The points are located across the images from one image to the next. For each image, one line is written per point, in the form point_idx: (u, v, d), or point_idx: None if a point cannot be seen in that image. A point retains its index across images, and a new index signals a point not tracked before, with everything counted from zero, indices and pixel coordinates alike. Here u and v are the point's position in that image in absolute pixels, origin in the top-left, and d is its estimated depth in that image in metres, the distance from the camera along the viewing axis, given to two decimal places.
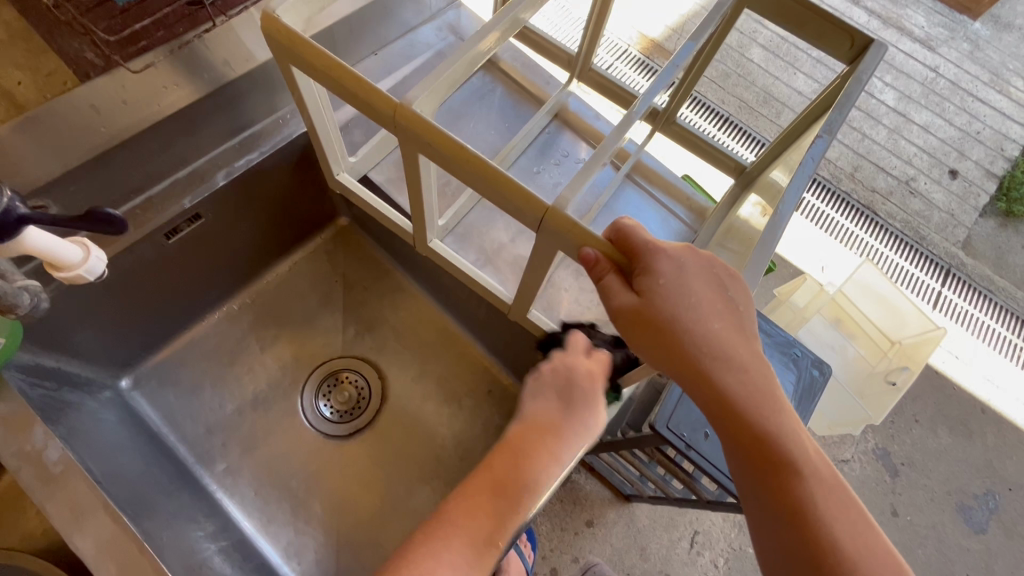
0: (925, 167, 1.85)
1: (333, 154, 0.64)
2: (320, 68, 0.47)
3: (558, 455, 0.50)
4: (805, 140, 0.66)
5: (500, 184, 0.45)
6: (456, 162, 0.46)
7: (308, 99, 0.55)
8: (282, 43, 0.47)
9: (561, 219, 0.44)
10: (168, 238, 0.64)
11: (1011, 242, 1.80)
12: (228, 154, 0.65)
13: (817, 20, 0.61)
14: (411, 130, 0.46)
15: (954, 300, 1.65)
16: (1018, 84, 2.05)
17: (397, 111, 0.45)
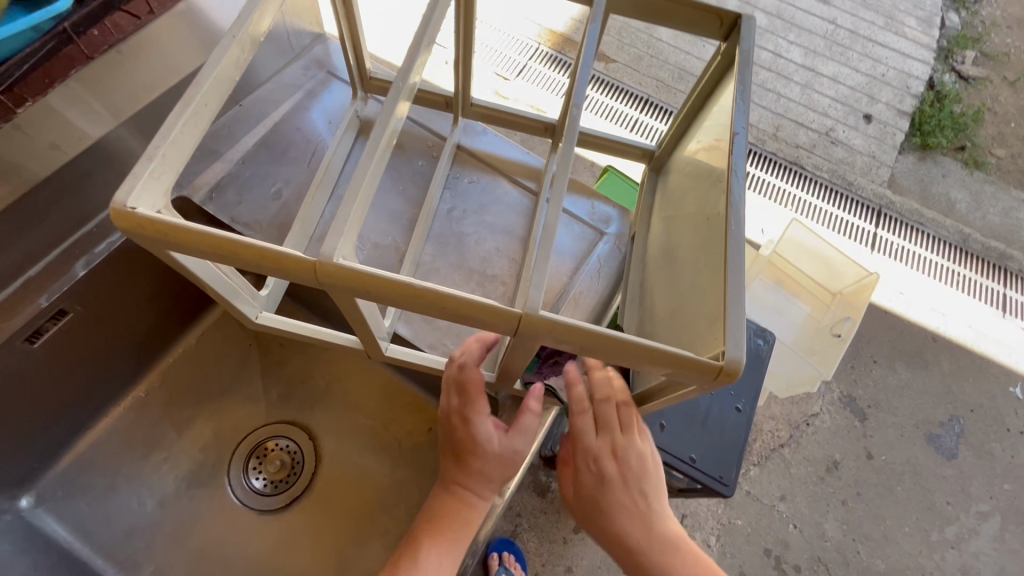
0: (841, 116, 1.90)
1: (243, 297, 0.59)
2: (214, 251, 0.42)
3: (466, 496, 0.57)
4: (706, 122, 0.63)
5: (458, 309, 0.43)
6: (395, 296, 0.42)
7: (195, 270, 0.49)
8: (160, 236, 0.41)
9: (536, 325, 0.43)
10: (31, 342, 0.58)
11: (931, 173, 1.87)
12: (85, 242, 0.61)
13: (680, 8, 0.59)
14: (342, 282, 0.42)
15: (889, 238, 1.70)
16: (911, 23, 2.15)
17: (319, 270, 0.41)
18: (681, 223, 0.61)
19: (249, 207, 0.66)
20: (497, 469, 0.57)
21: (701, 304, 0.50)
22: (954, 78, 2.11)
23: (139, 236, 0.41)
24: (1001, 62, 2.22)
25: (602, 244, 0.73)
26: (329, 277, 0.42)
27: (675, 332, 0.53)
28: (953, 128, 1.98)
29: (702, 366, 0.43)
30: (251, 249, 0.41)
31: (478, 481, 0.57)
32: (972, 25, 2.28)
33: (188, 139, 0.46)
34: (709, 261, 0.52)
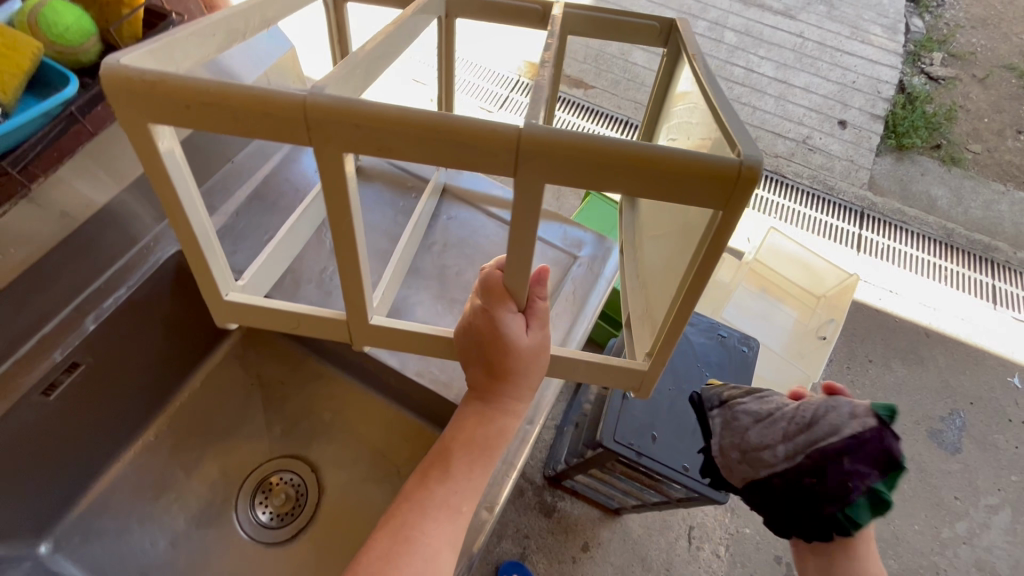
0: (817, 124, 1.96)
1: (220, 273, 0.52)
2: (197, 103, 0.38)
3: (495, 403, 0.56)
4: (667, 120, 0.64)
5: (459, 138, 0.37)
6: (390, 132, 0.37)
7: (176, 173, 0.43)
8: (138, 93, 0.38)
9: (537, 143, 0.37)
10: (47, 395, 0.63)
11: (910, 172, 1.92)
12: (95, 296, 0.66)
13: (620, 25, 0.61)
14: (328, 115, 0.38)
15: (874, 239, 1.73)
16: (875, 32, 2.25)
17: (307, 109, 0.37)
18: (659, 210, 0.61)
19: (244, 254, 0.71)
20: (530, 371, 0.55)
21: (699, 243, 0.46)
22: (923, 79, 2.18)
23: (122, 95, 0.38)
24: (968, 61, 2.30)
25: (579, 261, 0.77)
26: (317, 114, 0.38)
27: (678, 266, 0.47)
28: (927, 128, 2.04)
29: (719, 166, 0.36)
30: (236, 89, 0.38)
31: (510, 386, 0.55)
32: (936, 28, 2.37)
33: (195, 56, 0.46)
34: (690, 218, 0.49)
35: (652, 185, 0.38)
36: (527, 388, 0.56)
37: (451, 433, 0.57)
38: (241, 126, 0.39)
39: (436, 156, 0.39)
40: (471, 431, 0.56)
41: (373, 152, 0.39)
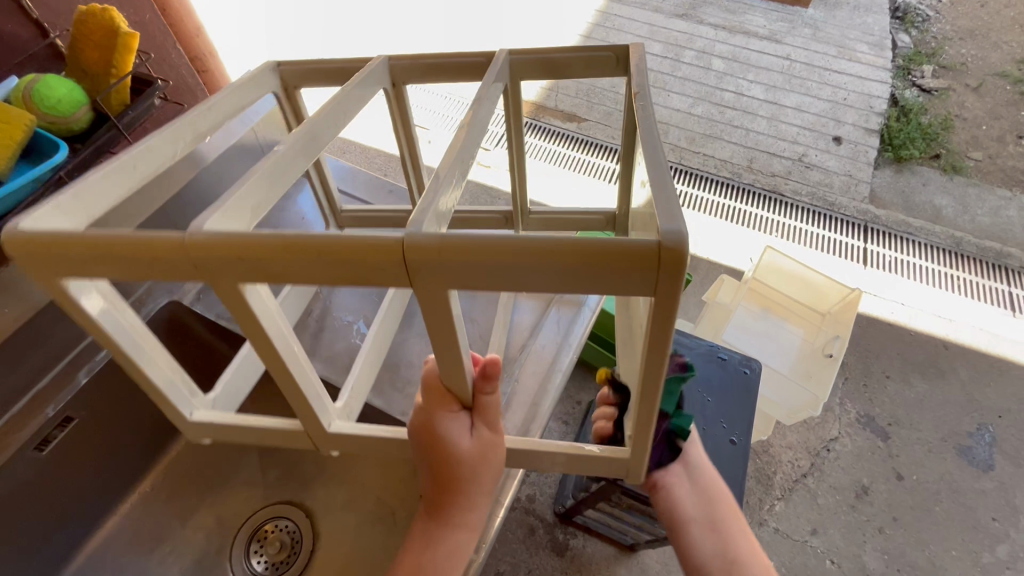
0: (811, 142, 1.96)
1: (176, 393, 0.51)
2: (94, 251, 0.39)
3: (454, 515, 0.54)
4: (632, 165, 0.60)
5: (350, 257, 0.35)
6: (283, 258, 0.36)
7: (99, 314, 0.43)
8: (45, 254, 0.39)
9: (423, 251, 0.34)
10: (41, 449, 0.64)
11: (910, 184, 1.89)
12: (87, 351, 0.69)
13: (572, 60, 0.61)
14: (212, 256, 0.37)
15: (879, 251, 1.70)
16: (863, 49, 2.28)
17: (195, 246, 0.37)
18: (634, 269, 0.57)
19: None
20: (484, 478, 0.52)
21: None
22: (915, 92, 2.19)
23: (32, 257, 0.39)
24: (960, 72, 2.31)
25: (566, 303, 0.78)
26: (204, 251, 0.37)
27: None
28: (924, 138, 2.02)
29: (633, 255, 0.32)
30: (125, 240, 0.38)
31: (466, 495, 0.53)
32: (924, 42, 2.40)
33: (105, 200, 0.45)
34: None
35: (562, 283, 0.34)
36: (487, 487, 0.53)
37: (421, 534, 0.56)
38: (140, 273, 0.39)
39: (333, 275, 0.37)
40: (433, 548, 0.54)
41: (269, 283, 0.38)
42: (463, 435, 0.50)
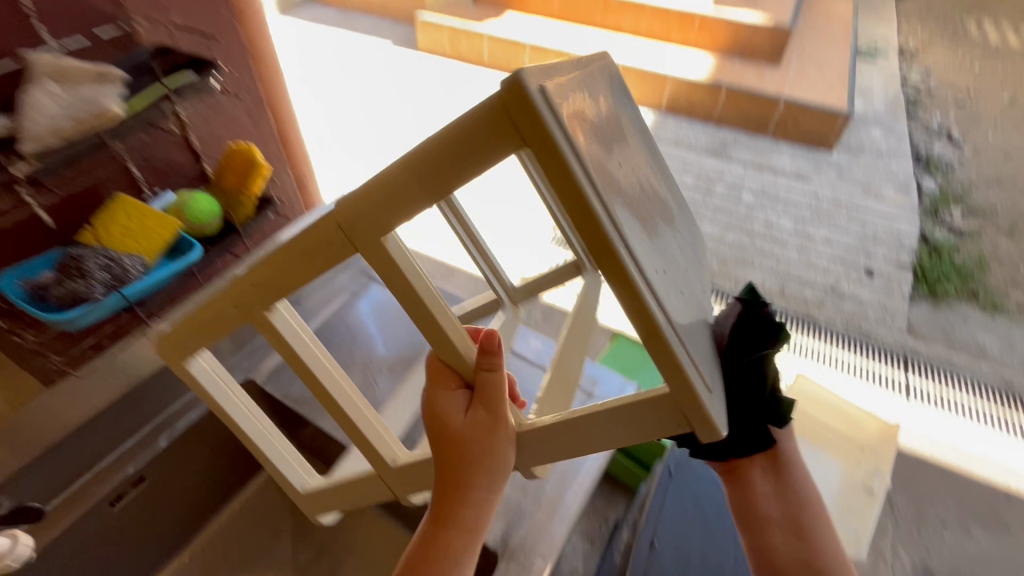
0: (843, 273, 2.02)
1: (290, 475, 0.72)
2: (188, 326, 0.61)
3: (457, 514, 0.51)
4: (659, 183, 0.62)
5: (303, 241, 0.47)
6: (276, 268, 0.50)
7: (207, 380, 0.67)
8: (166, 342, 0.64)
9: (344, 213, 0.43)
10: (113, 505, 0.70)
11: (951, 320, 1.90)
12: (168, 420, 0.75)
13: None
14: (241, 289, 0.54)
15: (921, 385, 1.62)
16: (888, 190, 2.42)
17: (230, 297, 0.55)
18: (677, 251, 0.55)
19: (298, 385, 0.83)
20: (481, 461, 0.50)
21: (610, 193, 0.39)
22: (946, 232, 2.27)
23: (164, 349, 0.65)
24: (990, 215, 2.40)
25: (594, 411, 0.82)
26: (237, 292, 0.54)
27: (641, 248, 0.42)
28: (960, 276, 2.07)
29: (481, 112, 0.36)
30: (200, 310, 0.59)
31: (473, 485, 0.51)
32: (950, 186, 2.52)
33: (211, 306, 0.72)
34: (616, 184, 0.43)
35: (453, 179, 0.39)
36: (491, 471, 0.51)
37: (420, 537, 0.52)
38: (213, 331, 0.59)
39: (311, 266, 0.48)
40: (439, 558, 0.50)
41: (279, 293, 0.52)
42: (461, 412, 0.51)
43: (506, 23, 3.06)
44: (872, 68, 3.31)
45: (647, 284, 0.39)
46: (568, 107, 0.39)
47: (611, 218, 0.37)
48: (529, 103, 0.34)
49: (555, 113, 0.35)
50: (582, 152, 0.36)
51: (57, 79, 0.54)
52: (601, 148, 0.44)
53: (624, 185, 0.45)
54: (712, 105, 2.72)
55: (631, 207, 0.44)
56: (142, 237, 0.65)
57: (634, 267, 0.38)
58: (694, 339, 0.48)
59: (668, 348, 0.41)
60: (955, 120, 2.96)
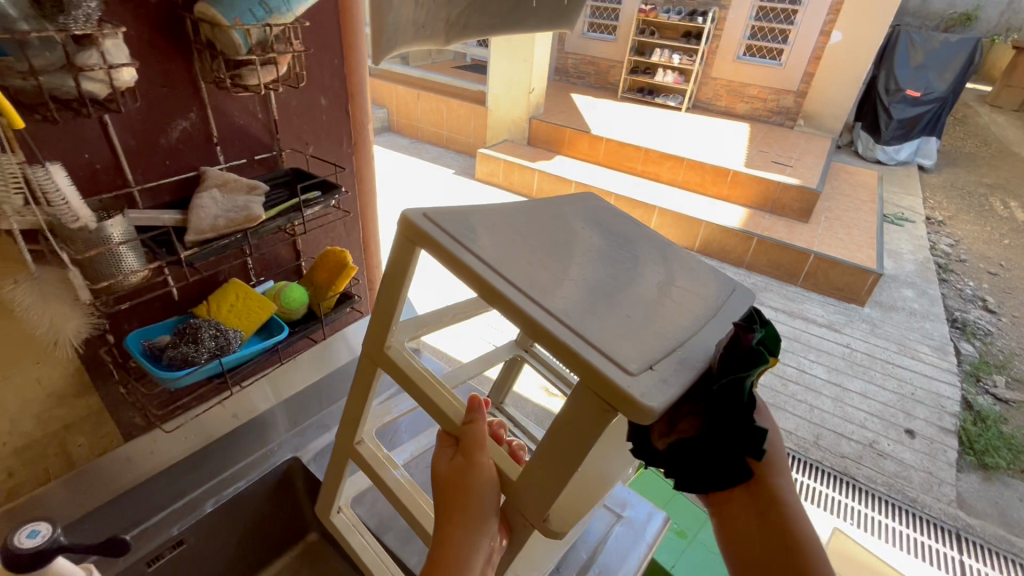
0: (882, 429, 1.96)
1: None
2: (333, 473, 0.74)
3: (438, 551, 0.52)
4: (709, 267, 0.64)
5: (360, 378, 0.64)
6: (358, 403, 0.66)
7: (343, 524, 0.77)
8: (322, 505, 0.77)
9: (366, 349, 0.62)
10: (148, 565, 0.73)
11: (1005, 496, 1.78)
12: (217, 485, 0.82)
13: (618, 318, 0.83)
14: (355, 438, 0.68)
15: (975, 567, 1.49)
16: (924, 350, 2.42)
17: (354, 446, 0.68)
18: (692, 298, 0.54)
19: None
20: (459, 498, 0.53)
21: (516, 266, 0.48)
22: (990, 400, 2.22)
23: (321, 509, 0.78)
24: None
25: (619, 534, 0.83)
26: (354, 446, 0.68)
27: (548, 286, 0.47)
28: (1009, 449, 1.98)
29: (396, 248, 0.53)
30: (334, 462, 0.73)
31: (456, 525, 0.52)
32: (990, 353, 2.50)
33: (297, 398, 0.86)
34: (549, 262, 0.51)
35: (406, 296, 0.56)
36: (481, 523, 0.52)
37: None
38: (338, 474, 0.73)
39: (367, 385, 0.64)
40: None
41: (353, 421, 0.67)
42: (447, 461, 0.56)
43: (556, 164, 3.45)
44: (900, 232, 3.48)
45: (535, 307, 0.44)
46: (461, 216, 0.53)
47: (487, 272, 0.46)
48: (412, 226, 0.50)
49: (435, 226, 0.50)
50: (451, 239, 0.48)
51: (222, 188, 0.69)
52: (517, 232, 0.54)
53: (555, 252, 0.53)
54: (743, 252, 2.89)
55: (557, 264, 0.51)
56: (244, 315, 0.76)
57: (513, 297, 0.44)
58: (640, 336, 0.45)
59: (573, 351, 0.41)
60: (989, 289, 3.01)
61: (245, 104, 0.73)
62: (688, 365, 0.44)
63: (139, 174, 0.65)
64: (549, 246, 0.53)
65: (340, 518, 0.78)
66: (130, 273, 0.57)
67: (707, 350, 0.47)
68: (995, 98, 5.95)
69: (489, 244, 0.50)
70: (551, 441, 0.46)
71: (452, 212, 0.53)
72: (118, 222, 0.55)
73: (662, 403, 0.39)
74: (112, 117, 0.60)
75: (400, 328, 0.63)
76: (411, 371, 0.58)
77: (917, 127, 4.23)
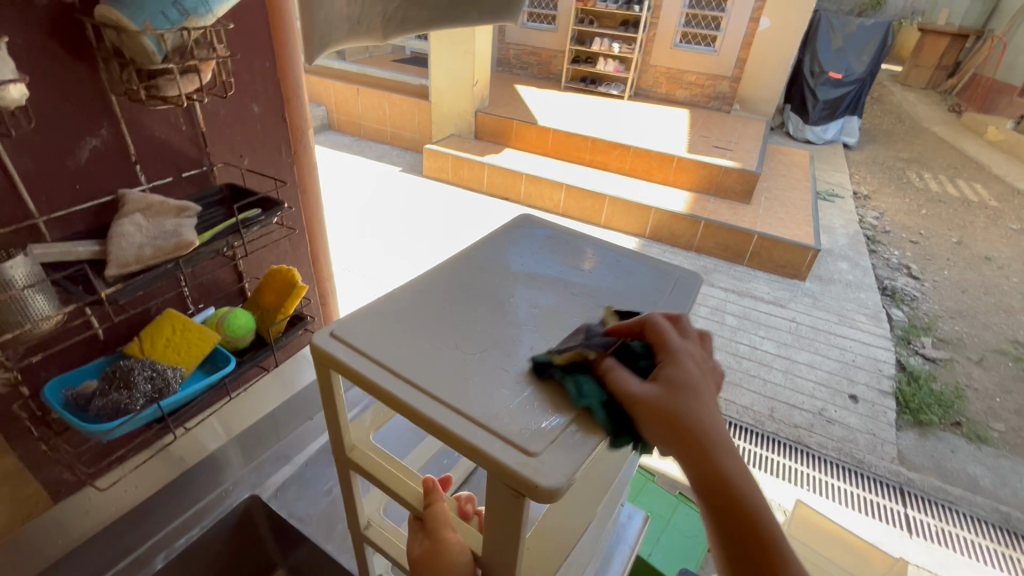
0: (829, 397, 2.06)
1: None
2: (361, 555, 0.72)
3: None
4: (620, 274, 0.67)
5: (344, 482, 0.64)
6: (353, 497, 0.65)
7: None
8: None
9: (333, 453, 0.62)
10: None
11: (939, 448, 1.92)
12: (170, 535, 0.76)
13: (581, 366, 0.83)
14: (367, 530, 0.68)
15: (919, 518, 1.60)
16: (861, 318, 2.57)
17: (365, 529, 0.68)
18: (603, 331, 0.56)
19: (305, 502, 0.83)
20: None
21: (419, 363, 0.49)
22: (920, 360, 2.39)
23: None
24: (958, 345, 2.54)
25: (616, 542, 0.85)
26: (364, 532, 0.68)
27: (453, 377, 0.48)
28: (940, 405, 2.13)
29: (316, 369, 0.54)
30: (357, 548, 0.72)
31: None
32: (917, 317, 2.70)
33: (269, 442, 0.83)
34: (459, 343, 0.52)
35: (342, 406, 0.57)
36: None
37: None
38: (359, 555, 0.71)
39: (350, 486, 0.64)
40: None
41: (353, 510, 0.66)
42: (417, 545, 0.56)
43: (505, 157, 3.42)
44: (832, 208, 3.68)
45: (439, 406, 0.45)
46: (373, 322, 0.54)
47: (393, 386, 0.46)
48: (319, 349, 0.51)
49: (342, 343, 0.51)
50: (360, 357, 0.49)
51: (145, 212, 0.61)
52: (432, 321, 0.55)
53: (474, 331, 0.54)
54: (693, 235, 2.97)
55: (473, 347, 0.52)
56: (183, 350, 0.68)
57: (417, 402, 0.45)
58: (551, 406, 0.46)
59: (474, 446, 0.42)
60: (912, 257, 3.24)
61: (166, 116, 0.65)
62: (596, 425, 0.45)
63: (43, 202, 0.57)
64: (465, 329, 0.54)
65: None
66: (40, 320, 0.50)
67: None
68: (906, 77, 6.42)
69: (391, 345, 0.51)
70: (490, 522, 0.48)
71: (356, 317, 0.55)
72: (19, 262, 0.48)
73: (565, 480, 0.40)
74: (2, 139, 0.52)
75: (355, 428, 0.65)
76: (372, 467, 0.60)
77: (841, 107, 4.48)
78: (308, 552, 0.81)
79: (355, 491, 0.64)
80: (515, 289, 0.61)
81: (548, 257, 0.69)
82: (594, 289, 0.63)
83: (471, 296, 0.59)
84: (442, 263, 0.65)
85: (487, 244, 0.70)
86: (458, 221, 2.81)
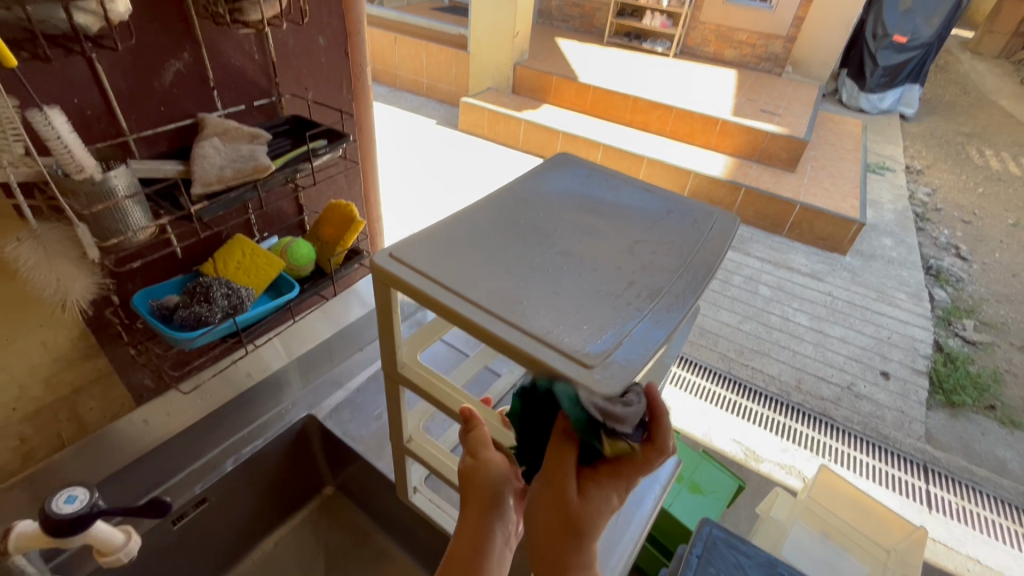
0: (859, 372, 2.03)
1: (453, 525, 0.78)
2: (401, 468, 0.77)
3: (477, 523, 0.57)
4: (664, 208, 0.68)
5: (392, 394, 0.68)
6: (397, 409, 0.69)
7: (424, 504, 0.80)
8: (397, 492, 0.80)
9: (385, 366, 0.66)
10: (174, 523, 0.74)
11: (968, 430, 1.89)
12: (237, 444, 0.83)
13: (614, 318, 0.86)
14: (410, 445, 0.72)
15: (941, 494, 1.60)
16: (901, 296, 2.50)
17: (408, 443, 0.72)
18: (647, 261, 0.58)
19: (357, 424, 0.89)
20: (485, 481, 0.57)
21: (475, 282, 0.52)
22: (959, 342, 2.33)
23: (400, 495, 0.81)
24: (1001, 330, 2.46)
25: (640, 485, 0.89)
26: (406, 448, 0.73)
27: (505, 297, 0.50)
28: (976, 388, 2.09)
29: (375, 289, 0.57)
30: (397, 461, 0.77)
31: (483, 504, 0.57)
32: (961, 299, 2.60)
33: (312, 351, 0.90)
34: (510, 267, 0.54)
35: (398, 324, 0.61)
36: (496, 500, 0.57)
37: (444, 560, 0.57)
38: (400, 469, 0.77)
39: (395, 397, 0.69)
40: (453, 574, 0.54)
41: (398, 425, 0.70)
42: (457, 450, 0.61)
43: (542, 113, 3.34)
44: (881, 181, 3.52)
45: (495, 322, 0.48)
46: (429, 246, 0.56)
47: (449, 301, 0.49)
48: (380, 269, 0.54)
49: (400, 264, 0.54)
50: (419, 276, 0.52)
51: (222, 136, 0.64)
52: (482, 247, 0.57)
53: (524, 257, 0.56)
54: (731, 203, 2.90)
55: (522, 272, 0.54)
56: (254, 273, 0.73)
57: (473, 317, 0.48)
58: (597, 326, 0.48)
59: (531, 358, 0.45)
60: (962, 237, 3.10)
61: (241, 42, 0.67)
62: (642, 342, 0.47)
63: (133, 121, 0.60)
64: (514, 254, 0.56)
65: (417, 497, 0.80)
66: (137, 229, 0.53)
67: (664, 323, 0.49)
68: (976, 45, 5.94)
69: (445, 266, 0.54)
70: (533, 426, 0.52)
71: (412, 240, 0.57)
72: (120, 172, 0.51)
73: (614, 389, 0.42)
74: (100, 53, 0.54)
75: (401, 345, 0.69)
76: (421, 382, 0.64)
77: (901, 75, 4.20)
78: (359, 469, 0.87)
79: (400, 405, 0.69)
80: (562, 221, 0.63)
81: (588, 195, 0.69)
82: (640, 224, 0.64)
83: (519, 226, 0.61)
84: (486, 195, 0.66)
85: (532, 180, 0.71)
86: (492, 177, 2.80)
